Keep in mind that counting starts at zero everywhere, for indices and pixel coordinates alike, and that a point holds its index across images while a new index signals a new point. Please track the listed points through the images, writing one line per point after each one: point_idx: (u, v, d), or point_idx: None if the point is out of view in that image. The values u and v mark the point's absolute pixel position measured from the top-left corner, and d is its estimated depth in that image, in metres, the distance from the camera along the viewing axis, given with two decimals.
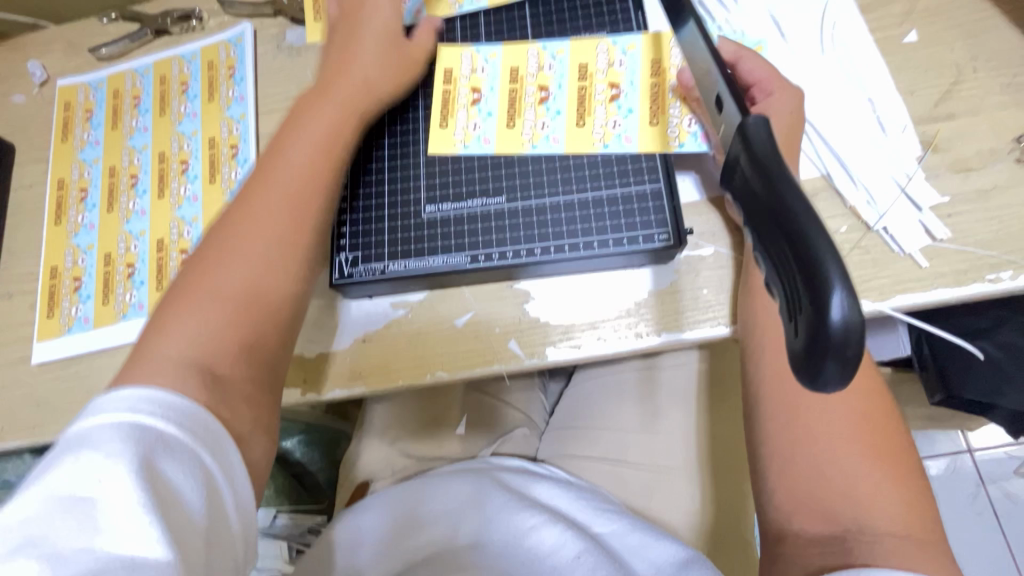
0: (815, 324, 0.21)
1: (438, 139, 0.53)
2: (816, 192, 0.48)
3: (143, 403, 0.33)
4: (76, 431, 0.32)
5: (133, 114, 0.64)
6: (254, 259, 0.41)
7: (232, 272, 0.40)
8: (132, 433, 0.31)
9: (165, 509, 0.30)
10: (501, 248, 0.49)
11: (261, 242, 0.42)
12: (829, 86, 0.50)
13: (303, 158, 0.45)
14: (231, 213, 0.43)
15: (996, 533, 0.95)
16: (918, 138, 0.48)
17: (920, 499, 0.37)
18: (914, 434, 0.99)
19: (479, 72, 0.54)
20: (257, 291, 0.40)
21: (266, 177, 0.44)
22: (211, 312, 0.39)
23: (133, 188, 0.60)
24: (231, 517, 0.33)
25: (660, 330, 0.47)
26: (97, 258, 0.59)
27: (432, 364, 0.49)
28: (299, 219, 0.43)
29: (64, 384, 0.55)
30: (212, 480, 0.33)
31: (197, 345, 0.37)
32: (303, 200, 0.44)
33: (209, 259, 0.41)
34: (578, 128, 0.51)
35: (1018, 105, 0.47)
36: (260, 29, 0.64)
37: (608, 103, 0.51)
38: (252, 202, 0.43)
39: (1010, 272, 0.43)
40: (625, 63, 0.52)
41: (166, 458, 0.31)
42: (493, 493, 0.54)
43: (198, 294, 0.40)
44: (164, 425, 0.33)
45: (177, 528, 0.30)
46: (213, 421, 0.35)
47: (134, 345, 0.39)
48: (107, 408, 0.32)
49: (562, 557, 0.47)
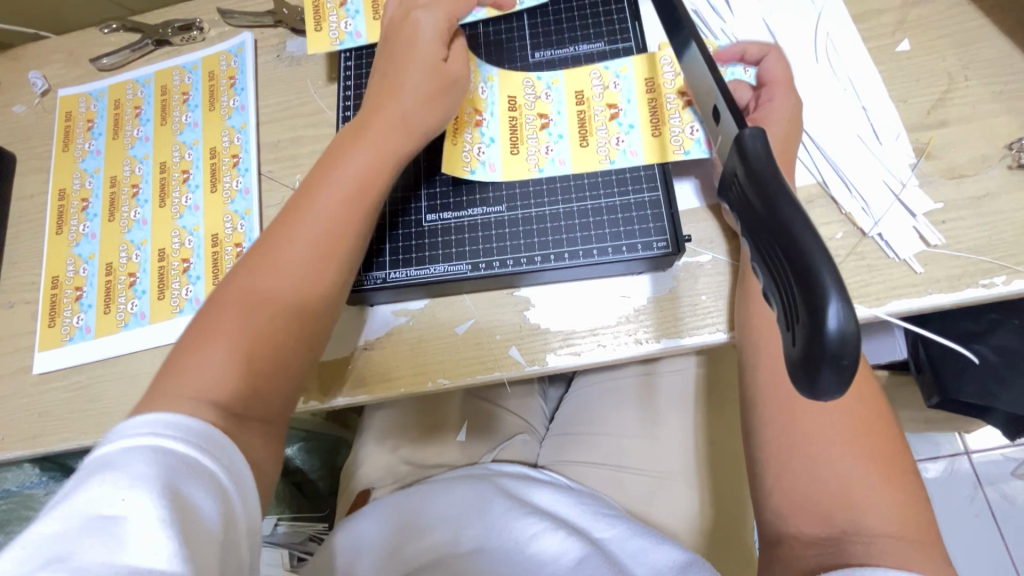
0: (811, 335, 0.21)
1: (449, 157, 0.51)
2: (812, 199, 0.48)
3: (165, 428, 0.33)
4: (99, 454, 0.32)
5: (134, 123, 0.64)
6: (280, 295, 0.41)
7: (260, 307, 0.40)
8: (155, 456, 0.31)
9: (185, 526, 0.30)
10: (501, 256, 0.50)
11: (288, 280, 0.41)
12: (824, 95, 0.51)
13: (341, 190, 0.44)
14: (264, 238, 0.43)
15: (994, 535, 0.95)
16: (912, 146, 0.48)
17: (916, 502, 0.38)
18: (911, 436, 0.99)
19: (480, 92, 0.53)
20: (275, 327, 0.40)
21: (303, 205, 0.43)
22: (233, 346, 0.39)
23: (135, 198, 0.61)
24: (242, 542, 0.34)
25: (659, 337, 0.47)
26: (98, 268, 0.59)
27: (434, 371, 0.49)
28: (327, 258, 0.43)
29: (65, 393, 0.55)
30: (229, 503, 0.33)
31: (215, 381, 0.37)
32: (334, 240, 0.43)
33: (238, 286, 0.41)
34: (582, 150, 0.51)
35: (1009, 113, 0.48)
36: (260, 39, 0.65)
37: (608, 123, 0.52)
38: (279, 236, 0.42)
39: (1004, 277, 0.44)
40: (620, 84, 0.52)
41: (187, 482, 0.31)
42: (495, 501, 0.54)
43: (224, 323, 0.39)
44: (186, 449, 0.33)
45: (197, 545, 0.30)
46: (229, 444, 0.35)
47: (161, 362, 0.38)
48: (131, 433, 0.32)
49: (563, 562, 0.47)
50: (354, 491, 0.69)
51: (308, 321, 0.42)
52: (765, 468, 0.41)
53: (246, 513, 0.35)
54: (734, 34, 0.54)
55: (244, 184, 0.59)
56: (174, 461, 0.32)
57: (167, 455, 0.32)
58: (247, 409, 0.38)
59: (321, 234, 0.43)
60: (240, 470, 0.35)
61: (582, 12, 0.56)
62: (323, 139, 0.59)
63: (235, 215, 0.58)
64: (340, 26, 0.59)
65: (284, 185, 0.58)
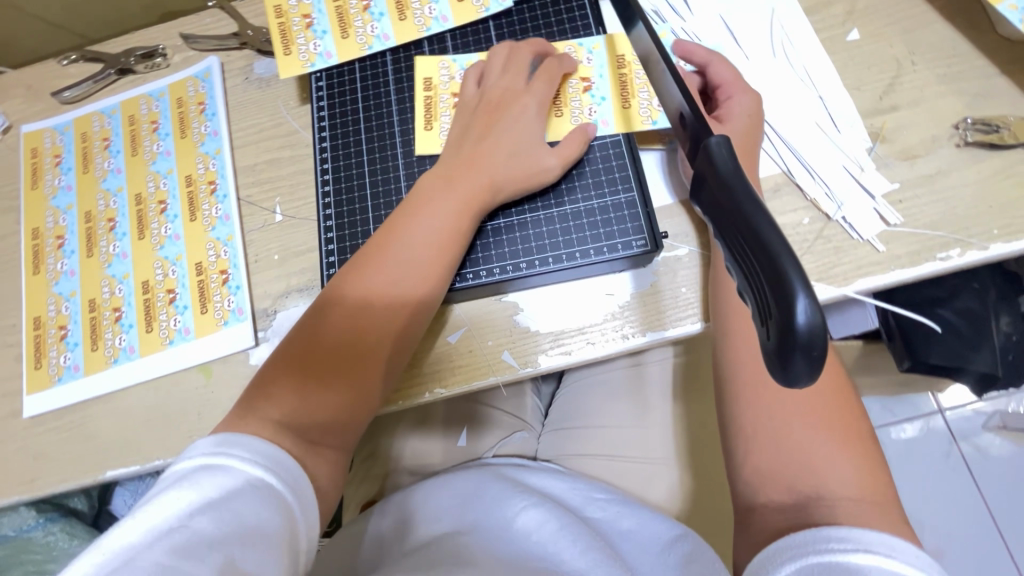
0: (775, 320, 0.23)
1: (424, 140, 0.56)
2: (779, 187, 0.51)
3: (233, 448, 0.38)
4: (177, 471, 0.36)
5: (104, 156, 0.63)
6: (357, 334, 0.46)
7: (338, 344, 0.45)
8: (226, 473, 0.36)
9: (249, 535, 0.33)
10: (487, 265, 0.51)
11: (366, 321, 0.46)
12: (783, 87, 0.53)
13: (422, 241, 0.48)
14: (351, 271, 0.48)
15: (970, 487, 1.01)
16: (867, 131, 0.51)
17: (875, 464, 0.41)
18: (888, 399, 1.04)
19: (457, 77, 0.57)
20: (348, 369, 0.45)
21: (387, 246, 0.48)
22: (311, 376, 0.45)
23: (112, 232, 0.60)
24: (303, 551, 0.38)
25: (645, 330, 0.49)
26: (81, 305, 0.59)
27: (429, 382, 0.50)
28: (394, 306, 0.47)
29: (57, 433, 0.55)
30: (291, 514, 0.38)
31: (290, 406, 0.43)
32: (404, 285, 0.47)
33: (329, 320, 0.46)
34: (556, 119, 0.54)
35: (955, 94, 0.51)
36: (226, 62, 0.64)
37: (581, 94, 0.54)
38: (359, 278, 0.47)
39: (958, 250, 0.47)
40: (592, 59, 0.55)
41: (256, 494, 0.36)
42: (490, 484, 0.57)
43: (311, 352, 0.45)
44: (251, 467, 0.38)
45: (262, 549, 0.34)
46: (291, 463, 0.40)
47: (265, 376, 0.46)
48: (204, 451, 0.37)
49: (545, 530, 0.49)
50: (358, 504, 0.69)
51: (376, 356, 0.46)
52: (739, 448, 0.44)
53: (306, 527, 0.39)
54: (693, 32, 0.56)
55: (224, 210, 0.59)
56: (226, 478, 0.36)
57: (234, 474, 0.37)
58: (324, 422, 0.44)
59: (393, 288, 0.47)
60: (294, 474, 0.40)
61: (546, 21, 0.58)
62: (300, 159, 0.60)
63: (217, 242, 0.58)
64: (309, 48, 0.59)
65: (265, 208, 0.58)
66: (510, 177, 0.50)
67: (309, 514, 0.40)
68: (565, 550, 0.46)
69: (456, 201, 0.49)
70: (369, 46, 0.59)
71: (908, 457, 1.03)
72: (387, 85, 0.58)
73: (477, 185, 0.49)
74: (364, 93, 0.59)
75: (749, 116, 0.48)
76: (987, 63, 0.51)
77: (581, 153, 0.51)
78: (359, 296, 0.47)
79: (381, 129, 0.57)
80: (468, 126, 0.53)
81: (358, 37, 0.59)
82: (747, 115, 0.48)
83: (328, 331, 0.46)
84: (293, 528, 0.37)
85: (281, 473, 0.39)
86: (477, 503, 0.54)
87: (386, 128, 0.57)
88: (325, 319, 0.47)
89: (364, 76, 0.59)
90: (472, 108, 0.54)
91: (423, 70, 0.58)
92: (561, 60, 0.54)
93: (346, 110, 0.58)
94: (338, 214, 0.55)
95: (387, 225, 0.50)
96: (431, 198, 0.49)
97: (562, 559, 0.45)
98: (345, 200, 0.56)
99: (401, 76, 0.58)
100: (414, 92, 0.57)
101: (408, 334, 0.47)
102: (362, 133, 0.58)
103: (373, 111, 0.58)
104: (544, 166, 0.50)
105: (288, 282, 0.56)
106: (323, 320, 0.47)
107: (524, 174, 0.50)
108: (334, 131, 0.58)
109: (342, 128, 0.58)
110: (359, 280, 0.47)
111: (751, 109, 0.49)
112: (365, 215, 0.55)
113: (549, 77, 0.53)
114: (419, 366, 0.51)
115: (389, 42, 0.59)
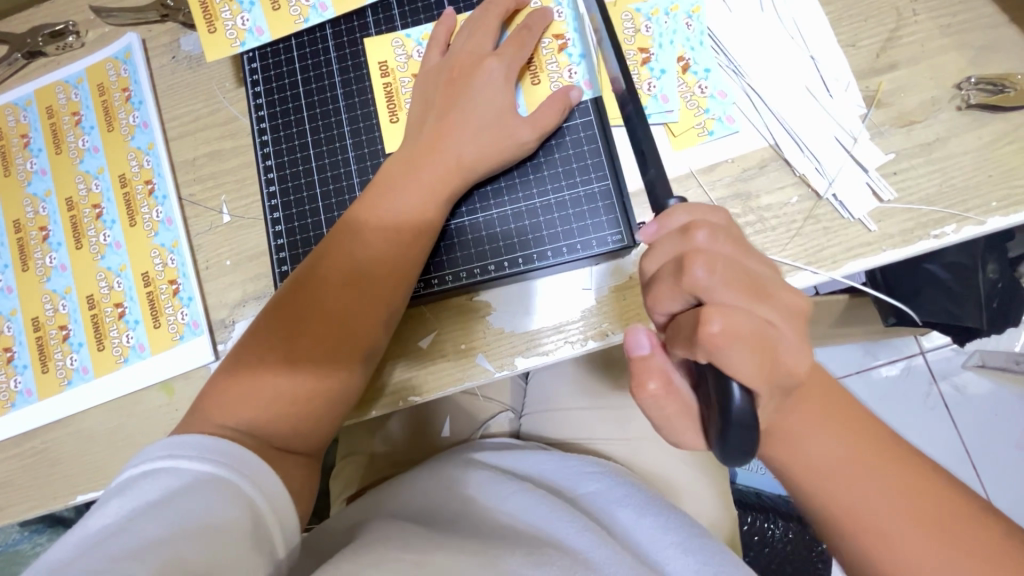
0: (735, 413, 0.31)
1: (391, 135, 0.50)
2: (765, 163, 0.47)
3: (182, 447, 0.37)
4: (130, 475, 0.36)
5: (25, 155, 0.57)
6: (310, 352, 0.42)
7: (292, 361, 0.42)
8: (169, 477, 0.35)
9: (180, 542, 0.32)
10: (455, 268, 0.48)
11: (320, 335, 0.42)
12: (772, 48, 0.48)
13: (380, 245, 0.44)
14: (303, 277, 0.44)
15: (948, 424, 1.03)
16: (861, 95, 0.47)
17: None
18: (870, 343, 1.05)
19: (415, 56, 0.51)
20: (303, 389, 0.42)
21: (342, 250, 0.44)
22: (264, 395, 0.41)
23: (47, 242, 0.55)
24: (276, 540, 0.37)
25: (625, 326, 0.46)
26: (24, 324, 0.54)
27: (403, 391, 0.48)
28: (352, 316, 0.43)
29: (20, 461, 0.52)
30: (251, 508, 0.36)
31: (243, 422, 0.40)
32: (362, 294, 0.43)
33: (281, 334, 0.42)
34: (532, 86, 0.48)
35: (958, 48, 0.46)
36: (149, 39, 0.57)
37: (557, 55, 0.48)
38: (313, 286, 0.43)
39: (954, 226, 0.44)
40: (563, 12, 0.49)
41: (200, 493, 0.35)
42: (476, 469, 0.56)
43: (261, 370, 0.42)
44: (200, 466, 0.36)
45: (208, 548, 0.33)
46: (252, 457, 0.38)
47: (211, 391, 0.42)
48: (155, 453, 0.37)
49: (534, 512, 0.48)
50: (345, 497, 0.68)
51: (336, 374, 0.42)
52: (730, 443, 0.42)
53: (277, 518, 0.38)
54: None
55: (165, 213, 0.53)
56: (172, 481, 0.35)
57: (180, 476, 0.35)
58: (290, 444, 0.42)
59: (351, 296, 0.43)
60: (254, 468, 0.38)
61: None
62: (241, 151, 0.54)
63: (162, 249, 0.53)
64: (236, 23, 0.52)
65: (210, 208, 0.53)
66: (478, 160, 0.45)
67: (278, 508, 0.38)
68: (560, 531, 0.46)
69: (418, 197, 0.45)
70: (305, 19, 0.52)
71: (889, 398, 1.05)
72: (329, 64, 0.52)
73: (441, 180, 0.45)
74: (304, 75, 0.52)
75: (753, 332, 0.33)
76: (994, 10, 0.47)
77: (556, 125, 0.46)
78: (313, 313, 0.43)
79: (326, 116, 0.52)
80: (424, 109, 0.47)
81: (291, 8, 0.52)
82: (748, 312, 0.33)
83: (280, 347, 0.42)
84: (256, 521, 0.36)
85: (237, 465, 0.37)
86: (462, 488, 0.54)
87: (332, 115, 0.52)
88: (274, 334, 0.42)
89: (302, 54, 0.53)
90: (434, 78, 0.48)
91: (376, 54, 0.51)
92: (524, 23, 0.48)
93: (286, 96, 0.52)
94: (287, 217, 0.51)
95: (339, 228, 0.45)
96: (388, 194, 0.45)
97: (558, 534, 0.45)
98: (294, 201, 0.51)
99: (345, 53, 0.52)
100: (370, 80, 0.51)
101: (372, 347, 0.44)
102: (307, 123, 0.52)
103: (316, 96, 0.52)
104: (517, 142, 0.46)
105: (244, 289, 0.52)
106: (273, 339, 0.42)
107: (489, 153, 0.45)
108: (275, 121, 0.52)
109: (283, 116, 0.52)
110: (313, 293, 0.43)
111: (734, 280, 0.34)
112: (316, 217, 0.50)
113: (511, 47, 0.47)
114: (390, 374, 0.48)
115: (327, 13, 0.52)
